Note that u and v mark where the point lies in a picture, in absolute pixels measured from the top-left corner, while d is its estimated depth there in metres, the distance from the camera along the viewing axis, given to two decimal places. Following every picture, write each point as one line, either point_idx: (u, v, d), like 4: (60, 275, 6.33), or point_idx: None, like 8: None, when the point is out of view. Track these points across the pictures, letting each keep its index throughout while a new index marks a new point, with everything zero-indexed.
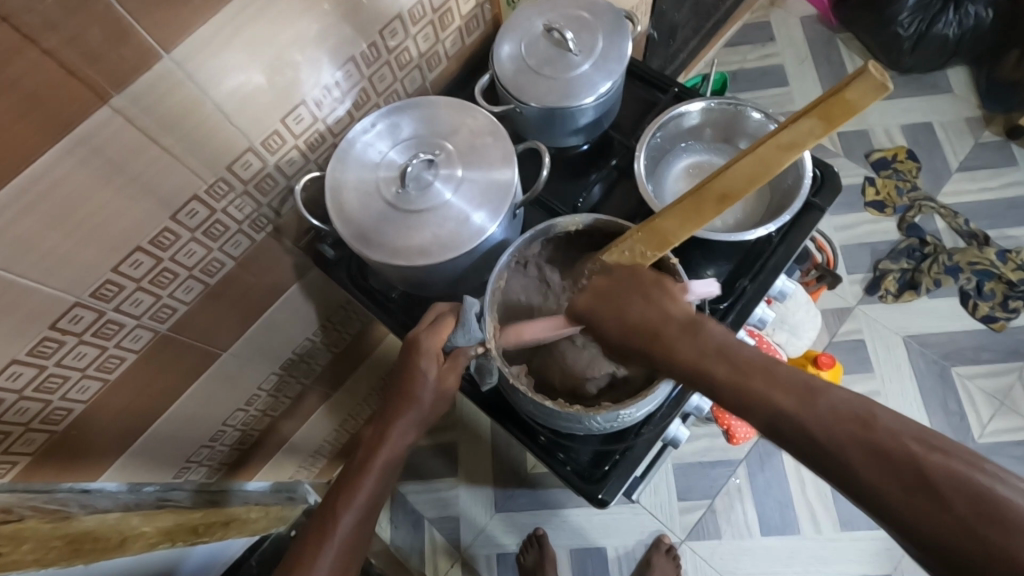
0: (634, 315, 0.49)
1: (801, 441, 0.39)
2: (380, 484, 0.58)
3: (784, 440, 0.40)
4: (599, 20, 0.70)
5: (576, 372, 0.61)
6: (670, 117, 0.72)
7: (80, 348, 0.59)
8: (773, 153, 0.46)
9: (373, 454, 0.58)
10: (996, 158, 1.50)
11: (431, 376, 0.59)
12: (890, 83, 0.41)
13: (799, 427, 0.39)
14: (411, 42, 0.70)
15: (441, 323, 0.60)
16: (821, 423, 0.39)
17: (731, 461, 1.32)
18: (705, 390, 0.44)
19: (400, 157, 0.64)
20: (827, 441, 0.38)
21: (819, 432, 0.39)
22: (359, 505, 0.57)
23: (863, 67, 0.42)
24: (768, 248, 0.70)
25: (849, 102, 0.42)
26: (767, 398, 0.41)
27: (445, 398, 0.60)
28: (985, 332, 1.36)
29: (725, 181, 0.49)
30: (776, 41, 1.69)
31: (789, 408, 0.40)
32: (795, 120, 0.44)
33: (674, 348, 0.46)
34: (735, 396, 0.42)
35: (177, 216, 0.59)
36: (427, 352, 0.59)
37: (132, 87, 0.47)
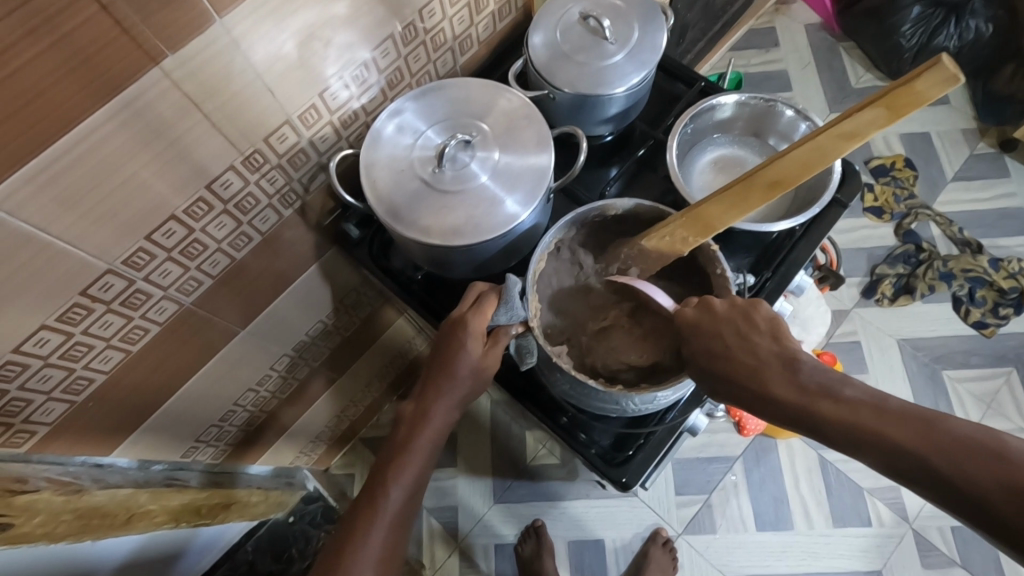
0: (734, 357, 0.51)
1: (920, 479, 0.40)
2: (426, 462, 0.59)
3: (888, 472, 0.42)
4: (633, 11, 0.71)
5: (614, 354, 0.61)
6: (701, 109, 0.73)
7: (108, 317, 0.58)
8: (831, 143, 0.47)
9: (418, 433, 0.59)
10: (989, 170, 1.55)
11: (474, 355, 0.59)
12: (964, 75, 0.40)
13: (905, 459, 0.40)
14: (447, 24, 0.70)
15: (484, 303, 0.60)
16: (943, 461, 0.39)
17: (728, 457, 1.35)
18: (820, 438, 0.45)
19: (435, 137, 0.64)
20: (941, 480, 0.39)
21: (948, 473, 0.39)
22: (407, 483, 0.57)
23: (937, 57, 0.41)
24: (789, 243, 0.71)
25: (916, 94, 0.42)
26: (890, 438, 0.41)
27: (487, 377, 0.60)
28: (976, 338, 1.40)
29: (776, 170, 0.50)
30: (781, 47, 1.72)
31: (902, 449, 0.41)
32: (860, 110, 0.44)
33: (785, 396, 0.47)
34: (853, 445, 0.43)
35: (211, 186, 0.58)
36: (472, 331, 0.59)
37: (182, 51, 0.47)
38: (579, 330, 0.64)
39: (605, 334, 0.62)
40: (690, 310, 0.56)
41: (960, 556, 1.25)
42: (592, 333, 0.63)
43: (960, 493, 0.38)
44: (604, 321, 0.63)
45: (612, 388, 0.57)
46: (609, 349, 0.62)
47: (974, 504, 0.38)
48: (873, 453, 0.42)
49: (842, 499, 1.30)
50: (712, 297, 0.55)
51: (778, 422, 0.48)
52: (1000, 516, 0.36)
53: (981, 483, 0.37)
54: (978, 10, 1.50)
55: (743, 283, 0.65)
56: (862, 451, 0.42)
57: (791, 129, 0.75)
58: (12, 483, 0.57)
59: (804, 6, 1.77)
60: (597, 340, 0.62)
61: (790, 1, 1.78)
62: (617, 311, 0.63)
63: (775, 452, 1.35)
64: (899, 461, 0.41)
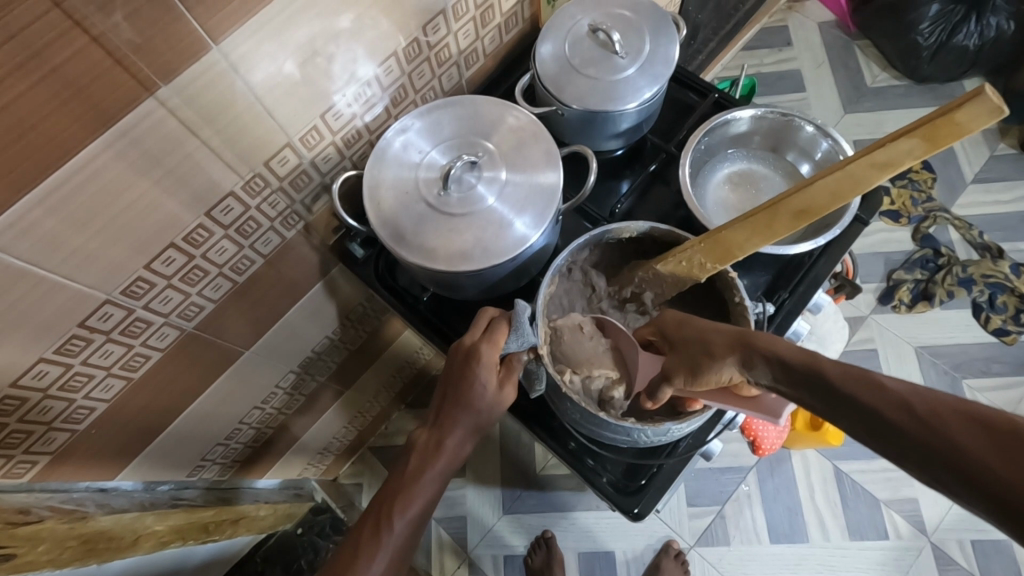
0: (732, 331, 0.46)
1: (896, 424, 0.33)
2: (434, 491, 0.57)
3: (864, 425, 0.35)
4: (644, 22, 0.68)
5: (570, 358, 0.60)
6: (716, 123, 0.71)
7: (108, 346, 0.57)
8: (863, 171, 0.45)
9: (430, 463, 0.57)
10: (1010, 172, 1.50)
11: (489, 387, 0.57)
12: (1009, 108, 0.39)
13: (881, 398, 0.34)
14: (452, 39, 0.68)
15: (497, 333, 0.58)
16: (954, 417, 0.30)
17: (741, 468, 1.32)
18: (802, 383, 0.39)
19: (440, 157, 0.62)
20: (910, 421, 0.32)
21: (956, 428, 0.30)
22: (412, 515, 0.56)
23: (981, 89, 0.39)
24: (808, 260, 0.69)
25: (956, 125, 0.40)
26: (895, 393, 0.33)
27: (499, 409, 0.58)
28: (997, 345, 1.36)
29: (805, 197, 0.48)
30: (794, 46, 1.68)
31: (881, 386, 0.34)
32: (895, 138, 0.43)
33: (780, 342, 0.42)
34: (860, 400, 0.35)
35: (211, 212, 0.57)
36: (485, 362, 0.57)
37: (177, 80, 0.45)
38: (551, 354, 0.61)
39: (568, 353, 0.60)
40: (676, 321, 0.52)
41: (980, 570, 1.22)
42: (558, 356, 0.60)
43: (929, 438, 0.31)
44: (582, 331, 0.61)
45: (625, 420, 0.56)
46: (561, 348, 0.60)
47: (944, 447, 0.30)
48: (850, 389, 0.35)
49: (859, 510, 1.27)
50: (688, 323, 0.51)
51: (761, 372, 0.43)
52: (972, 457, 0.29)
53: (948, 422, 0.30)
54: (999, 7, 1.45)
55: (762, 310, 0.63)
56: (840, 386, 0.36)
57: (811, 144, 0.72)
58: (15, 515, 0.56)
59: (816, 4, 1.73)
60: (565, 361, 0.60)
61: None
62: (592, 334, 0.60)
63: (789, 462, 1.32)
64: (910, 421, 0.32)
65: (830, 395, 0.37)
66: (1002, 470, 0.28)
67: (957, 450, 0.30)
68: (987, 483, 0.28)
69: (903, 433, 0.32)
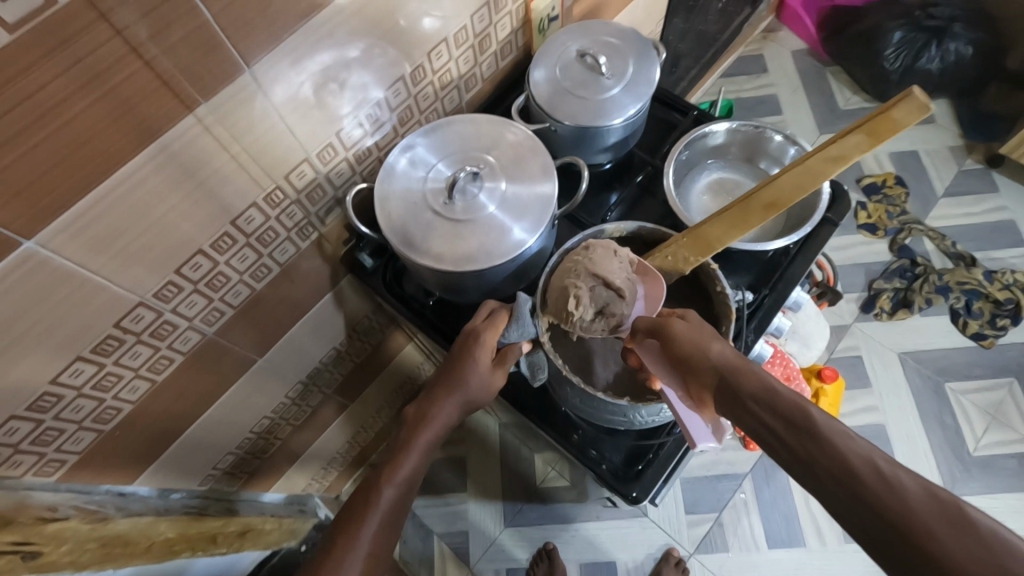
0: (732, 350, 0.51)
1: (867, 484, 0.39)
2: (421, 460, 0.61)
3: (831, 476, 0.41)
4: (629, 47, 0.75)
5: (596, 267, 0.59)
6: (695, 136, 0.78)
7: (137, 348, 0.61)
8: (821, 165, 0.53)
9: (417, 434, 0.61)
10: (979, 185, 1.58)
11: (482, 366, 0.62)
12: (934, 106, 0.47)
13: (857, 458, 0.40)
14: (453, 64, 0.75)
15: (497, 319, 0.63)
16: (917, 494, 0.37)
17: (737, 475, 1.35)
18: (791, 424, 0.44)
19: (446, 169, 0.68)
20: (873, 478, 0.39)
21: (918, 505, 0.37)
22: (400, 481, 0.59)
23: (908, 92, 0.48)
24: (785, 260, 0.74)
25: (892, 122, 0.48)
26: (873, 461, 0.40)
27: (490, 390, 0.63)
28: (976, 349, 1.42)
29: (772, 190, 0.55)
30: (770, 72, 1.78)
31: (855, 443, 0.41)
32: (844, 134, 0.51)
33: (773, 380, 0.47)
34: (841, 457, 0.41)
35: (235, 222, 0.62)
36: (484, 344, 0.62)
37: (214, 98, 0.51)
38: (577, 262, 0.60)
39: (600, 266, 0.59)
40: (677, 318, 0.56)
41: None
42: (586, 262, 0.59)
43: (891, 498, 0.38)
44: (618, 256, 0.60)
45: (620, 400, 0.60)
46: (591, 260, 0.59)
47: (904, 512, 0.37)
48: (834, 440, 0.42)
49: None
50: (686, 319, 0.55)
51: (749, 403, 0.47)
52: (922, 522, 0.36)
53: (907, 486, 0.38)
54: (958, 34, 1.56)
55: (742, 299, 0.68)
56: (825, 435, 0.42)
57: (781, 153, 0.79)
58: (44, 511, 0.59)
59: (790, 34, 1.84)
60: (593, 271, 0.58)
61: (776, 29, 1.85)
62: (628, 263, 0.60)
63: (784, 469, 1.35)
64: (881, 488, 0.39)
65: (811, 444, 0.42)
66: (947, 544, 0.35)
67: (909, 509, 0.37)
68: (931, 548, 0.36)
69: (869, 489, 0.39)
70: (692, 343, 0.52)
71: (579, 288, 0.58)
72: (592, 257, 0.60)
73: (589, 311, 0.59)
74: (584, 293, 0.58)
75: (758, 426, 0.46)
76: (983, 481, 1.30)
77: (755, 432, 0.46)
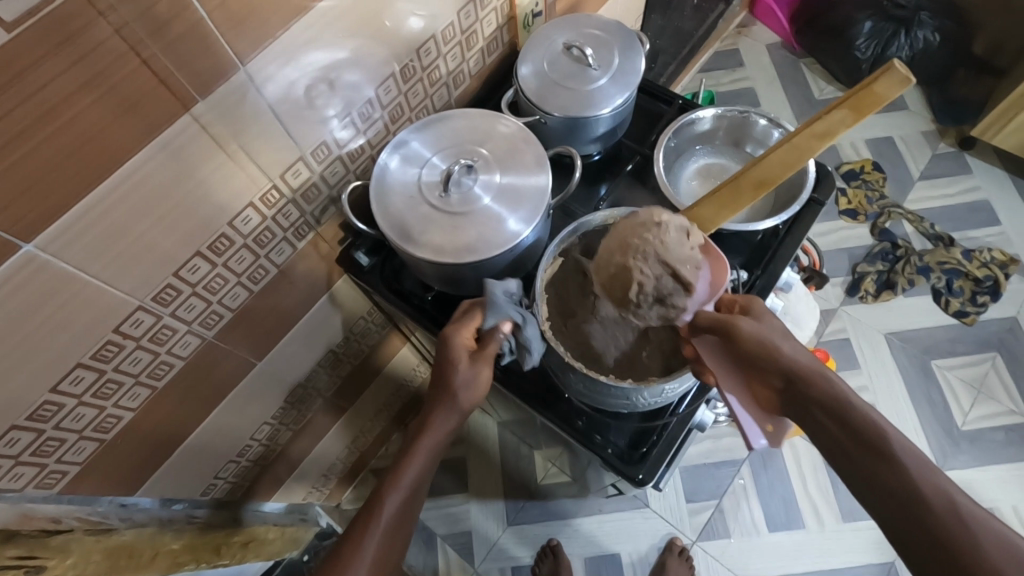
0: (804, 354, 0.55)
1: (934, 509, 0.45)
2: (425, 465, 0.60)
3: (896, 497, 0.47)
4: (613, 39, 0.77)
5: (668, 253, 0.54)
6: (683, 123, 0.80)
7: (137, 353, 0.60)
8: (806, 143, 0.54)
9: (418, 438, 0.61)
10: (953, 167, 1.63)
11: (463, 366, 0.61)
12: (913, 78, 0.48)
13: (929, 486, 0.46)
14: (441, 61, 0.76)
15: (468, 314, 0.63)
16: (979, 527, 0.44)
17: (734, 461, 1.37)
18: (864, 444, 0.50)
19: (440, 163, 0.68)
20: (942, 505, 0.45)
21: (977, 536, 0.43)
22: (403, 487, 0.59)
23: (889, 65, 0.49)
24: (775, 240, 0.76)
25: (876, 95, 0.49)
26: (947, 493, 0.46)
27: (478, 389, 0.61)
28: (959, 326, 1.45)
29: (760, 171, 0.56)
30: (746, 66, 1.82)
31: (930, 473, 0.47)
32: (828, 112, 0.52)
33: (851, 399, 0.52)
34: (913, 481, 0.47)
35: (233, 223, 0.62)
36: (455, 344, 0.62)
37: (211, 96, 0.51)
38: (644, 242, 0.55)
39: (670, 255, 0.54)
40: (738, 315, 0.57)
41: None
42: (658, 247, 0.54)
43: (956, 526, 0.44)
44: (687, 239, 0.56)
45: (622, 383, 0.61)
46: (661, 244, 0.54)
47: (963, 540, 0.44)
48: (907, 468, 0.47)
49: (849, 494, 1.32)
50: (749, 319, 0.56)
51: (824, 418, 0.52)
52: (982, 551, 0.43)
53: (973, 521, 0.44)
54: (924, 22, 1.59)
55: (737, 278, 0.70)
56: (901, 463, 0.48)
57: (765, 137, 0.81)
58: (47, 523, 0.58)
59: (763, 28, 1.88)
60: (664, 259, 0.54)
61: (750, 24, 1.89)
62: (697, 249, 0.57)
63: (780, 454, 1.37)
64: (946, 517, 0.45)
65: (884, 466, 0.48)
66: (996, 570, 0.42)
67: (971, 538, 0.43)
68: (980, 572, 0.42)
69: (936, 514, 0.45)
70: (759, 345, 0.55)
71: (643, 275, 0.54)
72: (665, 242, 0.54)
73: (647, 299, 0.55)
74: (647, 281, 0.54)
75: (836, 436, 0.52)
76: (972, 454, 1.34)
77: (827, 442, 0.53)
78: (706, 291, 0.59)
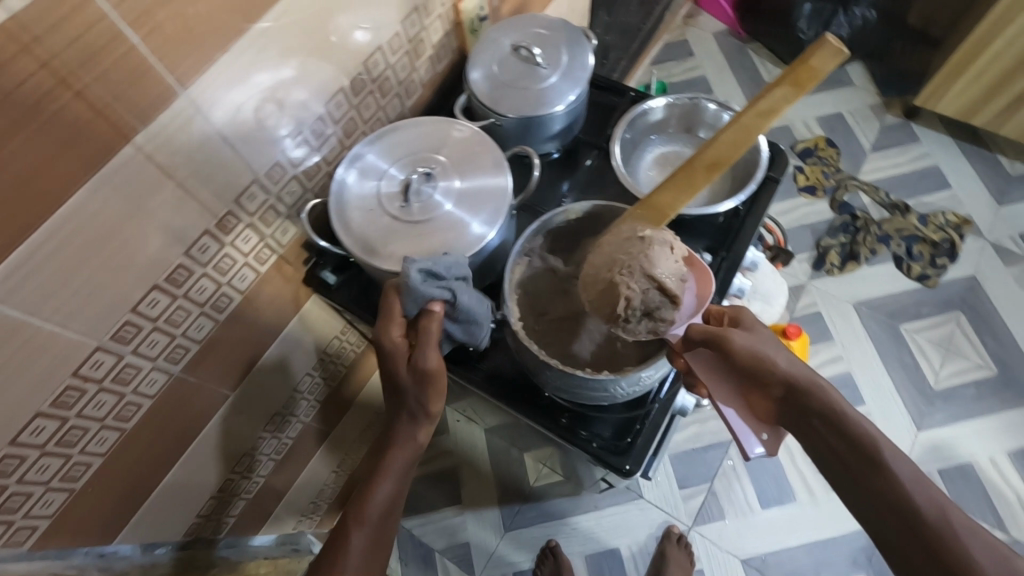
0: (795, 361, 0.58)
1: (929, 519, 0.50)
2: (394, 485, 0.59)
3: (893, 507, 0.52)
4: (560, 37, 0.78)
5: (653, 265, 0.57)
6: (636, 115, 0.81)
7: (100, 396, 0.58)
8: (754, 122, 0.55)
9: (387, 457, 0.60)
10: (901, 137, 1.68)
11: (407, 370, 0.59)
12: (846, 50, 0.50)
13: (924, 497, 0.51)
14: (391, 72, 0.75)
15: (390, 310, 0.61)
16: (968, 535, 0.49)
17: (722, 443, 1.39)
18: (863, 456, 0.54)
19: (398, 173, 0.68)
20: (935, 516, 0.51)
21: (968, 544, 0.49)
22: (375, 511, 0.57)
23: (823, 40, 0.51)
24: (737, 222, 0.77)
25: (812, 69, 0.51)
26: (938, 503, 0.51)
27: (432, 393, 0.59)
28: (922, 289, 1.50)
29: (712, 153, 0.57)
30: (696, 55, 1.85)
31: (922, 484, 0.52)
32: (770, 90, 0.52)
33: (847, 412, 0.56)
34: (910, 492, 0.52)
35: (189, 252, 0.60)
36: (393, 345, 0.60)
37: (153, 125, 0.50)
38: (631, 257, 0.58)
39: (655, 268, 0.57)
40: (730, 328, 0.58)
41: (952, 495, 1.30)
42: (643, 262, 0.57)
43: (949, 534, 0.49)
44: (671, 252, 0.59)
45: (597, 375, 0.61)
46: (646, 256, 0.57)
47: (956, 546, 0.49)
48: (904, 480, 0.52)
49: None
50: (739, 331, 0.57)
51: (822, 427, 0.56)
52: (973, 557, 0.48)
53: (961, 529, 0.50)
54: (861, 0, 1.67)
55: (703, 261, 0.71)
56: (897, 475, 0.53)
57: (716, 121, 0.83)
58: None
59: (709, 17, 1.92)
60: (649, 273, 0.56)
61: (696, 14, 1.93)
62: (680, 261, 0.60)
63: None
64: (940, 526, 0.50)
65: (882, 478, 0.53)
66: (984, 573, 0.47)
67: (963, 545, 0.49)
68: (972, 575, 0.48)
69: (931, 524, 0.50)
70: (756, 359, 0.57)
71: (630, 289, 0.57)
72: (650, 257, 0.57)
73: (636, 313, 0.58)
74: (635, 295, 0.57)
75: (834, 446, 0.56)
76: (947, 411, 1.38)
77: (825, 451, 0.57)
78: (693, 302, 0.62)
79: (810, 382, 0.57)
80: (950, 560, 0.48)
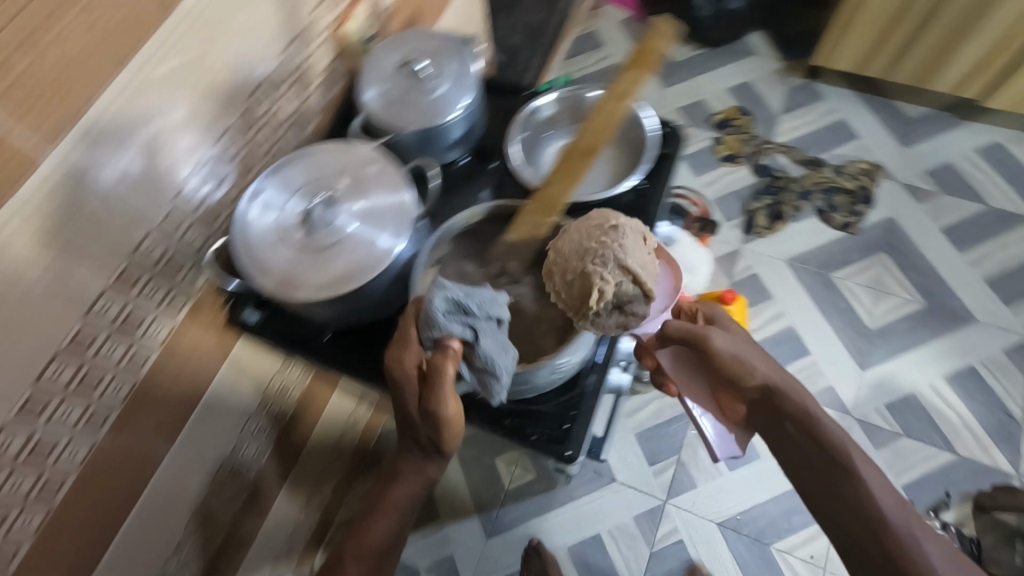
0: (773, 367, 0.68)
1: (883, 513, 0.63)
2: (392, 519, 0.69)
3: (851, 500, 0.65)
4: (443, 47, 0.79)
5: (625, 255, 0.64)
6: (527, 115, 0.85)
7: (17, 475, 0.57)
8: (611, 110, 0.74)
9: (390, 492, 0.69)
10: (807, 96, 1.77)
11: (414, 399, 0.61)
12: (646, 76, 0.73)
13: (881, 496, 0.64)
14: (279, 104, 0.76)
15: (407, 335, 0.62)
16: (913, 528, 0.62)
17: (684, 414, 1.42)
18: (827, 457, 0.67)
19: (298, 205, 0.68)
20: (891, 511, 0.63)
21: (913, 535, 0.62)
22: (371, 545, 0.69)
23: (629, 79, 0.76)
24: (644, 200, 0.79)
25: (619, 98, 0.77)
26: (894, 503, 0.64)
27: (436, 439, 0.62)
28: (846, 237, 1.57)
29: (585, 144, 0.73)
30: (605, 45, 1.91)
31: (880, 485, 0.65)
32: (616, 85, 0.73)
33: (819, 419, 0.67)
34: (870, 492, 0.64)
35: (90, 314, 0.59)
36: (404, 372, 0.61)
37: (19, 192, 0.50)
38: (603, 250, 0.64)
39: (627, 260, 0.64)
40: (712, 334, 0.66)
41: (902, 426, 1.37)
42: (616, 251, 0.63)
43: (899, 527, 0.62)
44: (641, 243, 0.66)
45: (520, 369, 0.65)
46: (619, 248, 0.64)
47: (902, 535, 0.62)
48: (866, 481, 0.65)
49: None
50: (724, 338, 0.66)
51: (790, 427, 0.68)
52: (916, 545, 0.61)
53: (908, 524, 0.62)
54: None
55: None
56: (860, 476, 0.65)
57: None
58: None
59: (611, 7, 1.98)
60: (622, 264, 0.63)
61: (598, 6, 1.98)
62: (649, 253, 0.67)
63: None
64: (890, 520, 0.63)
65: (846, 479, 0.65)
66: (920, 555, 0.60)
67: (908, 536, 0.62)
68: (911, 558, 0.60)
69: (885, 518, 0.63)
70: (737, 363, 0.66)
71: (603, 279, 0.62)
72: (623, 246, 0.64)
73: (608, 305, 0.64)
74: (608, 284, 0.63)
75: (804, 444, 0.68)
76: (885, 348, 1.45)
77: (792, 446, 0.69)
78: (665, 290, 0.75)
79: (789, 386, 0.68)
80: (895, 545, 0.61)
